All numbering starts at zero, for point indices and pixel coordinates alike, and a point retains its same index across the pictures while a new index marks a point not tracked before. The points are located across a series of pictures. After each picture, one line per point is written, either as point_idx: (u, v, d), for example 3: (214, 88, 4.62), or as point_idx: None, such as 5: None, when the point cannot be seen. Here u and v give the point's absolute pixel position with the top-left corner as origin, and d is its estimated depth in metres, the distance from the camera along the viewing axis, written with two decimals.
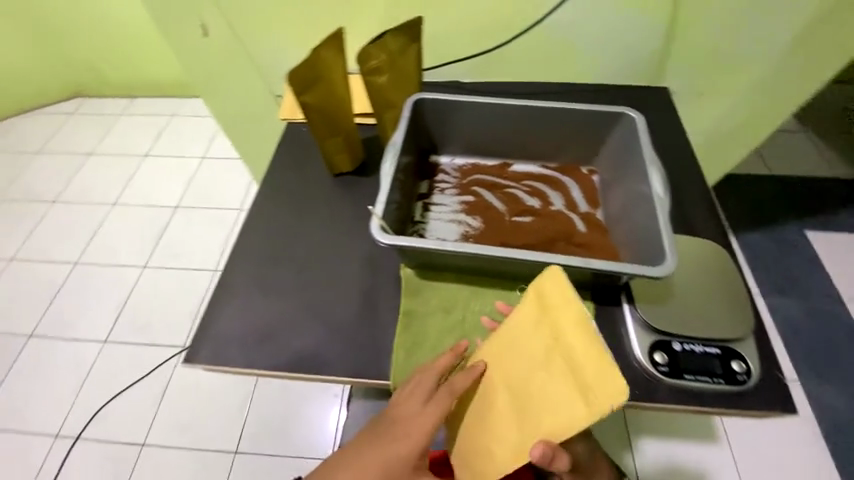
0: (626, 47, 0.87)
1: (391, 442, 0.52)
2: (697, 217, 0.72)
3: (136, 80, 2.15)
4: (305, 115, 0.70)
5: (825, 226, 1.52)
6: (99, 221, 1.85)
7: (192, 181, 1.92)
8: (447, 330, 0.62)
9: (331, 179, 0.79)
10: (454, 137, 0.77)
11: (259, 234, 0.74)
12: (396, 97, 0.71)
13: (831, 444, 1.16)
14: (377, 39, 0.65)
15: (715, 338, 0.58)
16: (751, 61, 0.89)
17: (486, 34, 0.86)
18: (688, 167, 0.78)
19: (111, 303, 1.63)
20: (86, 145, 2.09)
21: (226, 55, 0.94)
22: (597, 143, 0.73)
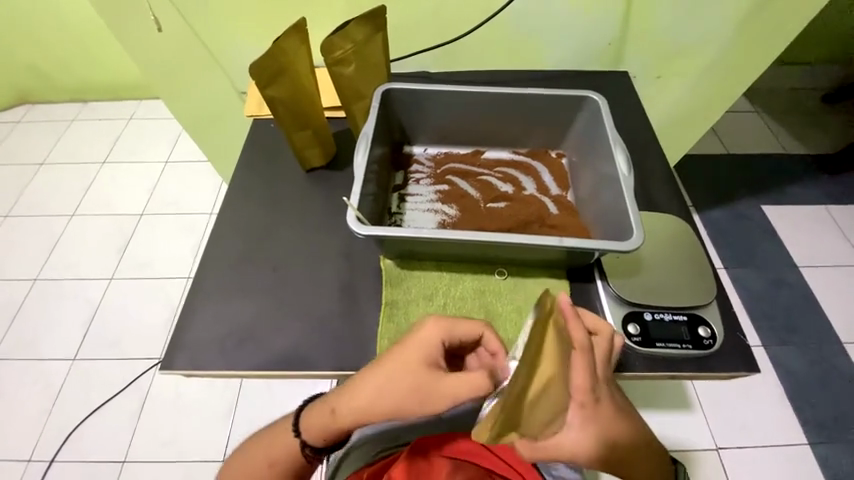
0: (587, 33, 0.90)
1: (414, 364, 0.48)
2: (660, 193, 0.75)
3: (88, 82, 2.03)
4: (271, 109, 0.68)
5: (778, 199, 1.62)
6: (58, 233, 1.74)
7: (157, 186, 1.84)
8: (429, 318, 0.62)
9: (303, 174, 0.78)
10: (426, 126, 0.78)
11: (231, 234, 0.72)
12: (364, 87, 0.70)
13: (790, 399, 1.26)
14: (340, 29, 0.64)
15: (683, 306, 0.61)
16: (704, 45, 0.92)
17: (451, 23, 0.87)
18: (650, 146, 0.81)
19: (78, 318, 1.55)
20: (37, 153, 1.96)
21: (184, 51, 0.91)
22: (564, 127, 0.76)
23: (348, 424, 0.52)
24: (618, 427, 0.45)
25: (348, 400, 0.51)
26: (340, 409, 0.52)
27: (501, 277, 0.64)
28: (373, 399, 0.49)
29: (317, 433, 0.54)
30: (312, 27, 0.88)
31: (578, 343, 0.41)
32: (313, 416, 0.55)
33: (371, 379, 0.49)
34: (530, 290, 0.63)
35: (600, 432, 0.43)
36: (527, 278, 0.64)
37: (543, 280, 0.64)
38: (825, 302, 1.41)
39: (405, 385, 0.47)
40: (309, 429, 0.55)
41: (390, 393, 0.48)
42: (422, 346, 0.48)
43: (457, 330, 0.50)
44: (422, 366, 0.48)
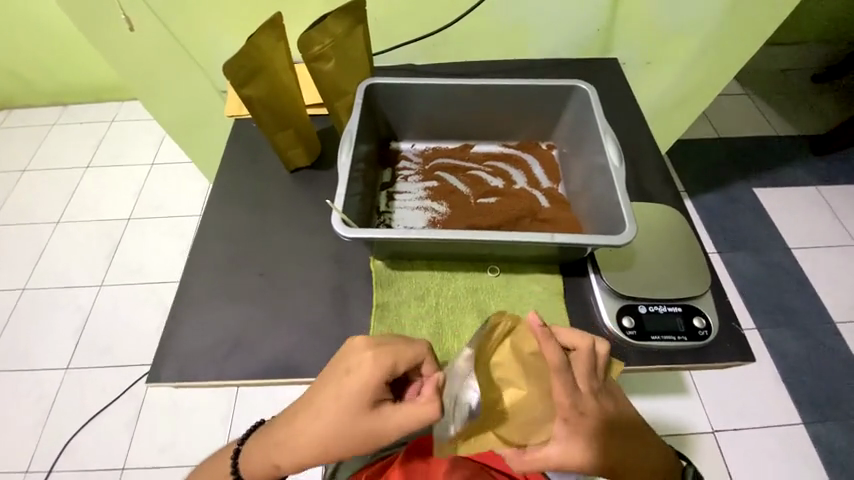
0: (574, 20, 0.88)
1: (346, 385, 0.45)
2: (652, 183, 0.74)
3: (66, 85, 1.97)
4: (250, 109, 0.66)
5: (770, 181, 1.62)
6: (44, 241, 1.71)
7: (143, 189, 1.80)
8: (421, 319, 0.61)
9: (288, 175, 0.76)
10: (412, 121, 0.75)
11: (216, 240, 0.70)
12: (346, 83, 0.68)
13: (784, 380, 1.27)
14: (318, 23, 0.61)
15: (677, 297, 0.60)
16: (694, 28, 0.91)
17: (434, 13, 0.84)
18: (641, 134, 0.80)
19: (69, 327, 1.52)
20: (18, 160, 1.91)
21: (159, 50, 0.87)
22: (553, 117, 0.74)
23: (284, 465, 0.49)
24: (602, 435, 0.47)
25: (285, 437, 0.48)
26: (275, 446, 0.49)
27: (494, 274, 0.63)
28: (310, 438, 0.46)
29: (257, 469, 0.52)
30: (292, 21, 0.85)
31: (551, 362, 0.45)
32: (255, 450, 0.52)
33: (308, 417, 0.47)
34: (523, 286, 0.62)
35: (584, 442, 0.46)
36: (521, 275, 0.63)
37: (536, 276, 0.63)
38: (817, 283, 1.42)
39: (342, 425, 0.45)
40: (249, 462, 0.52)
41: (326, 432, 0.45)
42: (358, 384, 0.45)
43: (397, 361, 0.45)
44: (362, 402, 0.44)
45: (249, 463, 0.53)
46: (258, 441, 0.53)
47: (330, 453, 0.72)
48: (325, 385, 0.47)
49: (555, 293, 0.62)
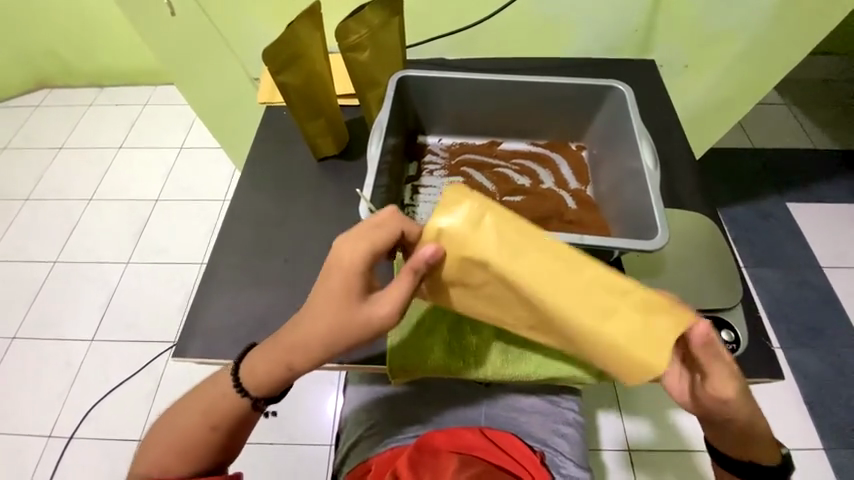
0: (611, 19, 0.86)
1: (332, 274, 0.47)
2: (684, 189, 0.72)
3: (105, 68, 2.05)
4: (283, 95, 0.67)
5: (805, 196, 1.55)
6: (76, 217, 1.78)
7: (172, 172, 1.86)
8: (441, 314, 0.58)
9: (315, 164, 0.77)
10: (441, 117, 0.75)
11: (242, 222, 0.72)
12: (379, 74, 0.68)
13: (808, 403, 1.22)
14: (356, 13, 0.62)
15: (706, 309, 0.58)
16: (739, 30, 0.87)
17: (470, 7, 0.84)
18: (674, 139, 0.78)
19: (95, 300, 1.58)
20: (56, 138, 2.00)
21: (197, 35, 0.89)
22: (586, 117, 0.72)
23: (298, 366, 0.49)
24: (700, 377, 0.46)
25: (294, 341, 0.48)
26: (284, 348, 0.49)
27: None
28: (319, 340, 0.46)
29: (261, 380, 0.50)
30: (327, 11, 0.86)
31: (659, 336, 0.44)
32: (257, 360, 0.51)
33: (311, 319, 0.47)
34: None
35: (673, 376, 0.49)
36: None
37: None
38: (848, 305, 1.36)
39: (344, 307, 0.46)
40: (254, 373, 0.51)
41: (330, 320, 0.46)
42: (344, 273, 0.46)
43: (373, 233, 0.46)
44: (354, 283, 0.46)
45: (251, 377, 0.51)
46: (255, 362, 0.51)
47: (345, 436, 0.74)
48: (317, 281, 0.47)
49: None
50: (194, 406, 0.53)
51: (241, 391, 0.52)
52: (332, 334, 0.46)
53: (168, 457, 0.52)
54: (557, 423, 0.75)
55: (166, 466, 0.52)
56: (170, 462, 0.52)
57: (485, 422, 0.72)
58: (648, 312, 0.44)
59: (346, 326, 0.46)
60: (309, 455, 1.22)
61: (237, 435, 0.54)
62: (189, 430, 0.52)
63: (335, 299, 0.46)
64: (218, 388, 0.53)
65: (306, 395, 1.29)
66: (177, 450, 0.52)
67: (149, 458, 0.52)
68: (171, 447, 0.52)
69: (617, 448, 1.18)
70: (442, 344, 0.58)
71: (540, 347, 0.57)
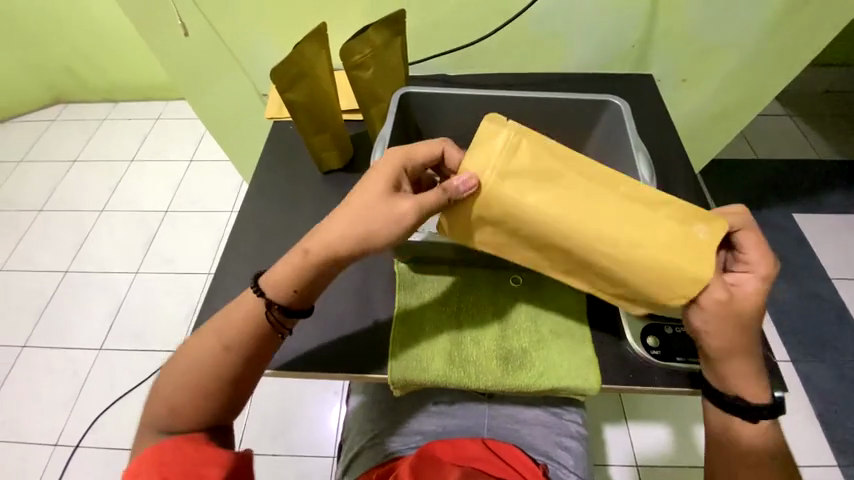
0: (609, 36, 0.88)
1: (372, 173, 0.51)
2: (683, 201, 0.73)
3: (119, 84, 2.12)
4: (291, 113, 0.69)
5: (809, 207, 1.55)
6: (87, 228, 1.82)
7: (181, 184, 1.90)
8: (442, 324, 0.60)
9: (320, 177, 0.79)
10: (442, 130, 0.77)
11: (249, 232, 0.74)
12: (382, 91, 0.70)
13: (819, 417, 1.20)
14: (360, 34, 0.64)
15: None
16: (735, 46, 0.89)
17: (471, 25, 0.87)
18: (673, 151, 0.79)
19: (104, 310, 1.61)
20: (71, 151, 2.06)
21: (209, 54, 0.93)
22: (585, 130, 0.74)
23: (316, 255, 0.50)
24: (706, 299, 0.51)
25: (319, 229, 0.51)
26: (309, 240, 0.51)
27: (517, 283, 0.62)
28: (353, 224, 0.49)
29: (278, 281, 0.52)
30: (333, 30, 0.89)
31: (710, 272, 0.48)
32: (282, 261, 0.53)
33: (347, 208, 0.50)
34: (548, 297, 0.61)
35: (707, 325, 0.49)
36: (547, 286, 0.62)
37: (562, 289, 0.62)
38: None
39: (374, 197, 0.49)
40: (275, 276, 0.52)
41: (358, 209, 0.49)
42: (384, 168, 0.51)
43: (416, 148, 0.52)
44: (388, 179, 0.50)
45: (273, 279, 0.52)
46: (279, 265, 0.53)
47: (347, 446, 0.75)
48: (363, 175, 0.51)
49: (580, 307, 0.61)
50: (209, 336, 0.52)
51: (259, 293, 0.52)
52: (356, 224, 0.49)
53: (180, 394, 0.51)
54: (560, 435, 0.74)
55: (178, 402, 0.51)
56: (183, 400, 0.51)
57: (487, 433, 0.72)
58: (689, 219, 0.48)
59: (370, 217, 0.49)
60: (312, 467, 1.21)
61: (251, 365, 0.53)
62: (203, 364, 0.52)
63: (369, 188, 0.50)
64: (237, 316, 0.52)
65: (310, 406, 1.29)
66: (189, 383, 0.52)
67: (161, 399, 0.52)
68: (184, 385, 0.52)
69: (624, 462, 1.17)
70: (444, 354, 0.58)
71: (540, 358, 0.57)
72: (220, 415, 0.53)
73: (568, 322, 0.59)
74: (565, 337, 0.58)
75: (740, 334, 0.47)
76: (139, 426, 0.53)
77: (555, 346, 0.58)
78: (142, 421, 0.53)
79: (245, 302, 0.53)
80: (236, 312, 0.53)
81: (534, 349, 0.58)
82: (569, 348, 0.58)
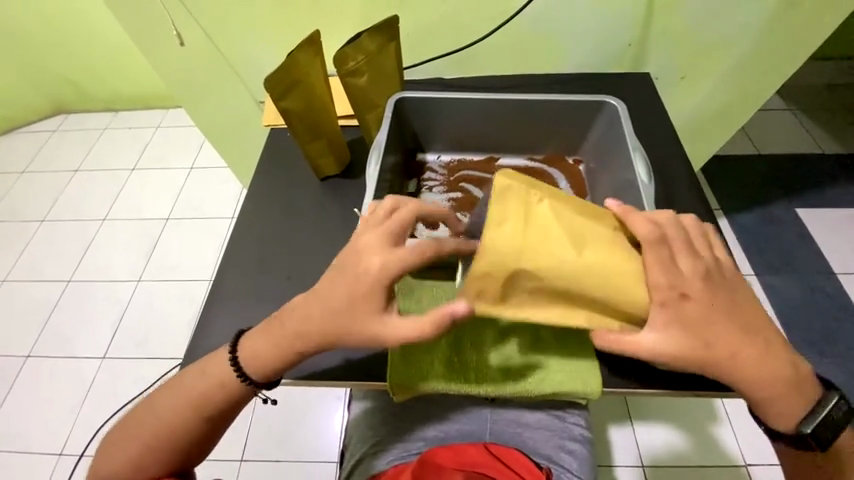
0: (604, 36, 0.88)
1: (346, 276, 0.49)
2: (683, 199, 0.72)
3: (119, 93, 2.13)
4: (285, 120, 0.69)
5: (813, 202, 1.53)
6: (90, 237, 1.83)
7: (182, 192, 1.91)
8: None
9: (317, 184, 0.79)
10: (439, 134, 0.77)
11: (248, 240, 0.74)
12: (377, 97, 0.70)
13: None
14: (353, 40, 0.64)
15: None
16: (733, 42, 0.88)
17: (465, 29, 0.87)
18: (671, 150, 0.78)
19: (106, 319, 1.61)
20: (72, 161, 2.07)
21: (205, 62, 0.93)
22: (582, 130, 0.74)
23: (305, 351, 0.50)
24: (721, 326, 0.46)
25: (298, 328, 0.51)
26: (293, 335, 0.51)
27: None
28: (318, 309, 0.49)
29: (258, 361, 0.52)
30: (328, 36, 0.89)
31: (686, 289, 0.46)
32: (261, 342, 0.53)
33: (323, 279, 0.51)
34: None
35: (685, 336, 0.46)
36: None
37: None
38: None
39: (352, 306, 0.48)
40: (257, 358, 0.52)
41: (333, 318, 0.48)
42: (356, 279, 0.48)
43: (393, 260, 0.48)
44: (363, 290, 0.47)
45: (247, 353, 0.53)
46: (255, 345, 0.53)
47: (350, 453, 0.75)
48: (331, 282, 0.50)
49: None
50: (170, 399, 0.54)
51: (237, 374, 0.53)
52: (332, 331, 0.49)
53: (141, 451, 0.53)
54: (563, 439, 0.74)
55: (147, 453, 0.53)
56: (150, 449, 0.53)
57: (490, 438, 0.72)
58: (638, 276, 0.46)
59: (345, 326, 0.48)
60: (316, 472, 1.21)
61: (221, 421, 0.56)
62: (165, 423, 0.53)
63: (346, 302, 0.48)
64: (213, 377, 0.54)
65: (313, 411, 1.29)
66: (158, 435, 0.53)
67: (120, 454, 0.53)
68: (144, 441, 0.54)
69: (631, 464, 1.16)
70: (444, 359, 0.57)
71: (540, 361, 0.57)
72: (186, 457, 0.55)
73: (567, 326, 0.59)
74: (565, 341, 0.58)
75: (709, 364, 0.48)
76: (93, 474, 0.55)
77: (555, 350, 0.57)
78: (100, 468, 0.54)
79: (210, 368, 0.55)
80: (201, 374, 0.54)
81: (534, 353, 0.57)
82: (568, 351, 0.57)
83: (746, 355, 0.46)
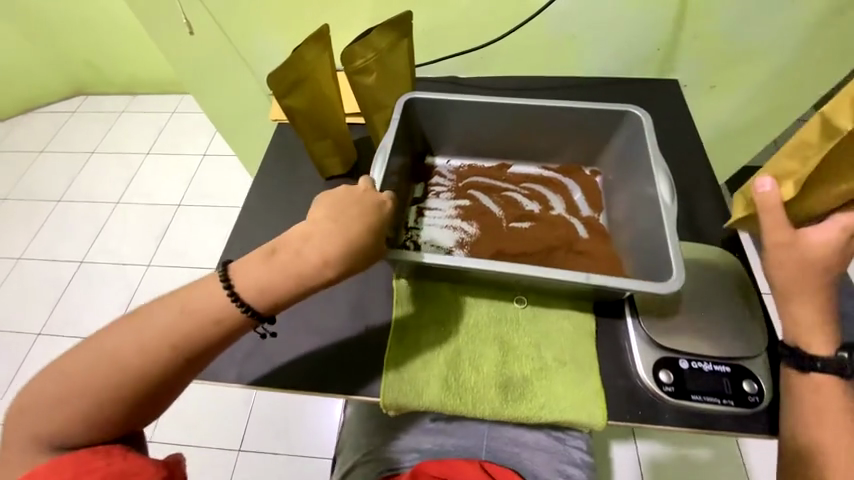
0: (631, 39, 0.83)
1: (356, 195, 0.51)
2: (706, 219, 0.68)
3: (137, 77, 2.14)
4: (289, 118, 0.66)
5: None
6: (103, 219, 1.85)
7: (194, 179, 1.91)
8: (439, 344, 0.57)
9: (322, 183, 0.76)
10: (450, 137, 0.74)
11: (249, 238, 0.72)
12: (386, 97, 0.67)
13: None
14: (362, 37, 0.60)
15: (725, 356, 0.53)
16: (774, 50, 0.82)
17: (483, 27, 0.82)
18: (697, 164, 0.74)
19: (114, 302, 1.64)
20: (89, 142, 2.09)
21: (215, 51, 0.91)
22: (602, 141, 0.69)
23: (335, 276, 0.49)
24: (827, 259, 0.50)
25: (314, 245, 0.48)
26: (318, 262, 0.48)
27: (520, 305, 0.59)
28: (334, 228, 0.48)
29: (267, 290, 0.48)
30: (341, 29, 0.86)
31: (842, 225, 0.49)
32: (261, 274, 0.48)
33: (357, 224, 0.49)
34: (552, 321, 0.58)
35: (798, 239, 0.50)
36: (551, 309, 0.59)
37: (567, 314, 0.58)
38: None
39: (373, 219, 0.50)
40: (264, 289, 0.48)
41: (352, 232, 0.49)
42: (367, 195, 0.52)
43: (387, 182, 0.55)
44: (376, 204, 0.51)
45: (260, 294, 0.48)
46: (252, 276, 0.48)
47: (341, 462, 0.74)
48: (337, 198, 0.51)
49: (586, 335, 0.57)
50: (133, 340, 0.46)
51: (246, 309, 0.48)
52: (359, 253, 0.49)
53: (94, 405, 0.45)
54: (563, 463, 0.70)
55: (81, 409, 0.45)
56: (88, 405, 0.45)
57: (485, 457, 0.69)
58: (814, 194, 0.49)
59: (370, 244, 0.50)
60: (312, 468, 1.21)
61: (182, 376, 0.48)
62: (125, 370, 0.46)
63: (359, 214, 0.50)
64: (195, 318, 0.47)
65: (312, 405, 1.28)
66: (98, 389, 0.45)
67: (50, 408, 0.45)
68: (99, 394, 0.45)
69: None
70: (441, 378, 0.55)
71: (542, 388, 0.54)
72: (135, 416, 0.48)
73: (572, 351, 0.56)
74: (569, 368, 0.55)
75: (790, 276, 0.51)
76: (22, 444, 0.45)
77: (559, 376, 0.54)
78: (35, 433, 0.45)
79: (192, 303, 0.48)
80: (179, 312, 0.47)
81: (536, 379, 0.54)
82: (573, 379, 0.54)
83: (817, 289, 0.51)
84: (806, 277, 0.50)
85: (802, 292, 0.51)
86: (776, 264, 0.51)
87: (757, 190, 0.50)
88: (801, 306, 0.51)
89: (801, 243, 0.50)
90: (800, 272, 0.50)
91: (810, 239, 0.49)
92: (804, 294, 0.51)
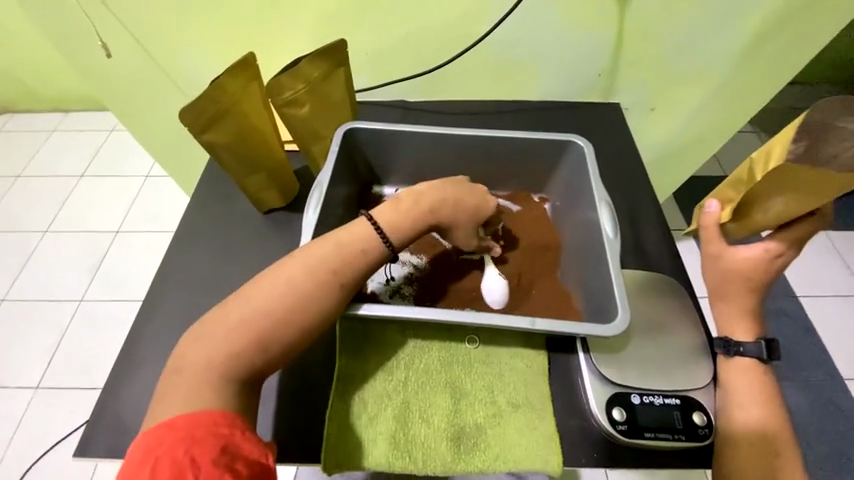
0: (575, 65, 0.84)
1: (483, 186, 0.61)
2: (651, 242, 0.68)
3: (70, 93, 1.97)
4: (213, 154, 0.60)
5: None
6: (30, 250, 1.66)
7: (135, 202, 1.76)
8: (387, 395, 0.53)
9: (260, 217, 0.70)
10: (395, 165, 0.70)
11: (178, 282, 0.64)
12: (323, 127, 0.64)
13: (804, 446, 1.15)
14: (290, 67, 0.57)
15: (673, 389, 0.53)
16: (704, 74, 0.86)
17: (428, 51, 0.81)
18: (641, 186, 0.75)
19: (43, 343, 1.46)
20: (14, 165, 1.89)
21: (142, 75, 0.84)
22: (549, 168, 0.69)
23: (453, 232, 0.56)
24: (749, 273, 0.53)
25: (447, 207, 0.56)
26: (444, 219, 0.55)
27: (472, 345, 0.56)
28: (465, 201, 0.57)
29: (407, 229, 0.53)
30: (280, 52, 0.81)
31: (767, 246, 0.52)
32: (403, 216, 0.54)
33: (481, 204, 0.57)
34: (504, 361, 0.55)
35: (726, 251, 0.54)
36: (502, 347, 0.56)
37: (518, 351, 0.56)
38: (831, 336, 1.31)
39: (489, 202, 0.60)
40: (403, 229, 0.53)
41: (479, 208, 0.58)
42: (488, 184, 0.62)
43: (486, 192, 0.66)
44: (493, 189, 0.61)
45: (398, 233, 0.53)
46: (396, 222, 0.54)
47: None
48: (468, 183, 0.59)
49: (538, 373, 0.55)
50: (291, 271, 0.48)
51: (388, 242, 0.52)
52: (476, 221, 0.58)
53: (284, 331, 0.46)
54: None
55: (237, 342, 0.45)
56: (242, 338, 0.45)
57: None
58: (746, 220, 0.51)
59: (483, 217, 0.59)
60: None
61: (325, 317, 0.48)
62: (278, 300, 0.46)
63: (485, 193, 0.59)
64: (352, 246, 0.51)
65: None
66: (250, 326, 0.45)
67: (211, 342, 0.45)
68: (277, 327, 0.46)
69: None
70: (388, 433, 0.51)
71: (495, 435, 0.51)
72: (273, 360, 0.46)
73: (525, 392, 0.53)
74: (522, 411, 0.52)
75: (716, 281, 0.55)
76: (195, 374, 0.43)
77: (513, 420, 0.52)
78: (207, 364, 0.44)
79: (344, 239, 0.51)
80: (333, 245, 0.50)
81: (491, 426, 0.52)
82: (527, 423, 0.52)
83: (740, 298, 0.54)
84: (730, 286, 0.54)
85: (726, 296, 0.55)
86: (710, 272, 0.56)
87: (704, 210, 0.55)
88: (724, 308, 0.55)
89: (730, 256, 0.54)
90: (726, 282, 0.54)
91: (739, 254, 0.53)
92: (728, 299, 0.55)
